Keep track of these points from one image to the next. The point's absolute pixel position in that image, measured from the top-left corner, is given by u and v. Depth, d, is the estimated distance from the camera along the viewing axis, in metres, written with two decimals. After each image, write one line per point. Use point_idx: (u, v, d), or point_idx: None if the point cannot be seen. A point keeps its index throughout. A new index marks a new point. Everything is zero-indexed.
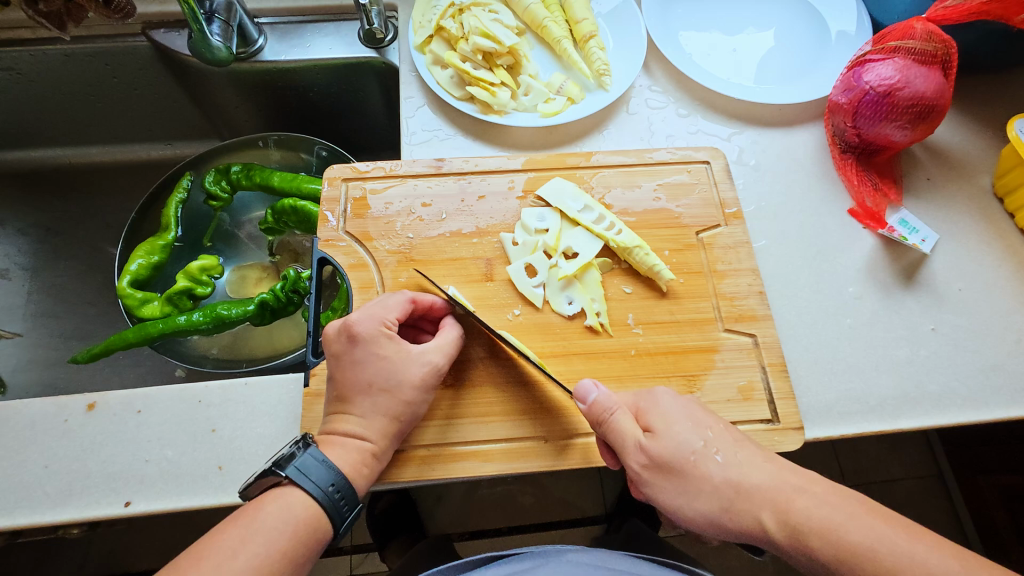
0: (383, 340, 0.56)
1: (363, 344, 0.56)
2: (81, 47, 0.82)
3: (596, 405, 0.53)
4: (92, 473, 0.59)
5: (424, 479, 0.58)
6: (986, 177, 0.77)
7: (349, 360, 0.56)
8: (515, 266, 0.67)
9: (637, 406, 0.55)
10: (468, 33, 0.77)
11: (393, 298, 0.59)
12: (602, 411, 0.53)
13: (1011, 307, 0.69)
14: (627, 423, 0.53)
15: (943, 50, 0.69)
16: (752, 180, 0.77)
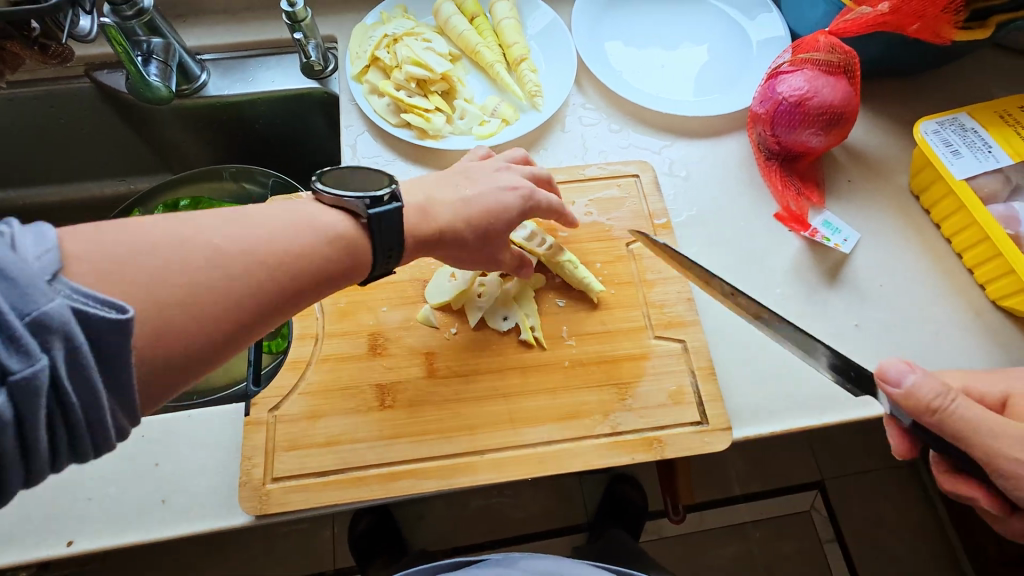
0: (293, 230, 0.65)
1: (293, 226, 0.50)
2: (26, 91, 0.85)
3: (918, 391, 0.50)
4: (32, 514, 0.59)
5: (363, 500, 0.59)
6: (902, 176, 0.80)
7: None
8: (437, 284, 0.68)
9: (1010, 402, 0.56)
10: (401, 62, 0.79)
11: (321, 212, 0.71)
12: (923, 400, 0.50)
13: (932, 299, 0.73)
14: (970, 411, 0.49)
15: (847, 60, 0.73)
16: (682, 190, 0.80)
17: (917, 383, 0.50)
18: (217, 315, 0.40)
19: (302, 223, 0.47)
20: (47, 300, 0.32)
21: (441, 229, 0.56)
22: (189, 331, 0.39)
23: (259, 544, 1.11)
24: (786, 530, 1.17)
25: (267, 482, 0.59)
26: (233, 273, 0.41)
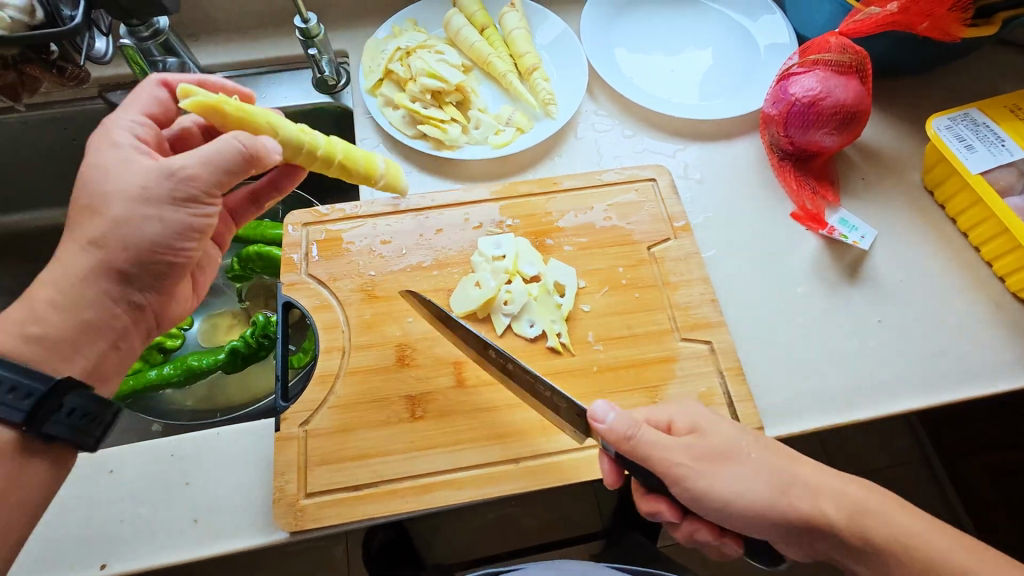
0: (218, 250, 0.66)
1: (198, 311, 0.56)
2: (39, 113, 0.85)
3: (616, 427, 0.52)
4: (65, 539, 0.58)
5: (398, 513, 0.59)
6: (915, 172, 0.81)
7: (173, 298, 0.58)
8: (463, 292, 0.69)
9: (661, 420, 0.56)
10: (416, 75, 0.80)
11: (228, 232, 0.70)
12: (619, 433, 0.52)
13: (952, 293, 0.73)
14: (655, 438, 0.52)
15: (858, 60, 0.74)
16: (698, 193, 0.80)
17: (616, 421, 0.53)
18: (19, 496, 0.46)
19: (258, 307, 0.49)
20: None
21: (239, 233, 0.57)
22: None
23: (275, 561, 1.10)
24: None
25: (302, 497, 0.59)
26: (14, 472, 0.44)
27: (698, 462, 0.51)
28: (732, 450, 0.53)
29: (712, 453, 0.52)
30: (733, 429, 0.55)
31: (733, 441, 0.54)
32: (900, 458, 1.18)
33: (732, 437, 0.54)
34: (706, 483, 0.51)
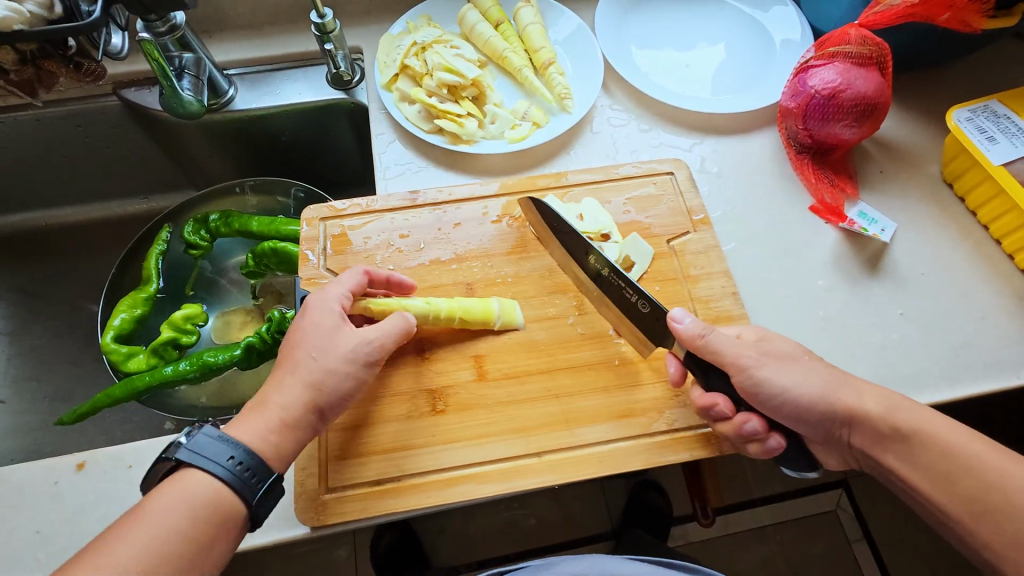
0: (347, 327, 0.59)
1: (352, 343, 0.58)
2: (53, 111, 0.84)
3: (692, 326, 0.58)
4: (85, 534, 0.58)
5: (421, 506, 0.58)
6: (934, 165, 0.81)
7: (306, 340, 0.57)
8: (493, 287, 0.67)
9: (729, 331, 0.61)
10: (432, 69, 0.80)
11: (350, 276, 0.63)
12: (695, 332, 0.58)
13: (974, 285, 0.72)
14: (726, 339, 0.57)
15: (878, 52, 0.73)
16: (715, 186, 0.80)
17: (690, 323, 0.58)
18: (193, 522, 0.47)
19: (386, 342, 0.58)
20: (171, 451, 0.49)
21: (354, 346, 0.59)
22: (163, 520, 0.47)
23: (281, 562, 1.09)
24: (816, 529, 1.15)
25: (322, 492, 0.58)
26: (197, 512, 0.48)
27: (769, 358, 0.57)
28: (796, 351, 0.58)
29: (785, 354, 0.57)
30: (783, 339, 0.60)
31: (795, 346, 0.59)
32: None
33: (792, 344, 0.59)
34: (769, 376, 0.56)
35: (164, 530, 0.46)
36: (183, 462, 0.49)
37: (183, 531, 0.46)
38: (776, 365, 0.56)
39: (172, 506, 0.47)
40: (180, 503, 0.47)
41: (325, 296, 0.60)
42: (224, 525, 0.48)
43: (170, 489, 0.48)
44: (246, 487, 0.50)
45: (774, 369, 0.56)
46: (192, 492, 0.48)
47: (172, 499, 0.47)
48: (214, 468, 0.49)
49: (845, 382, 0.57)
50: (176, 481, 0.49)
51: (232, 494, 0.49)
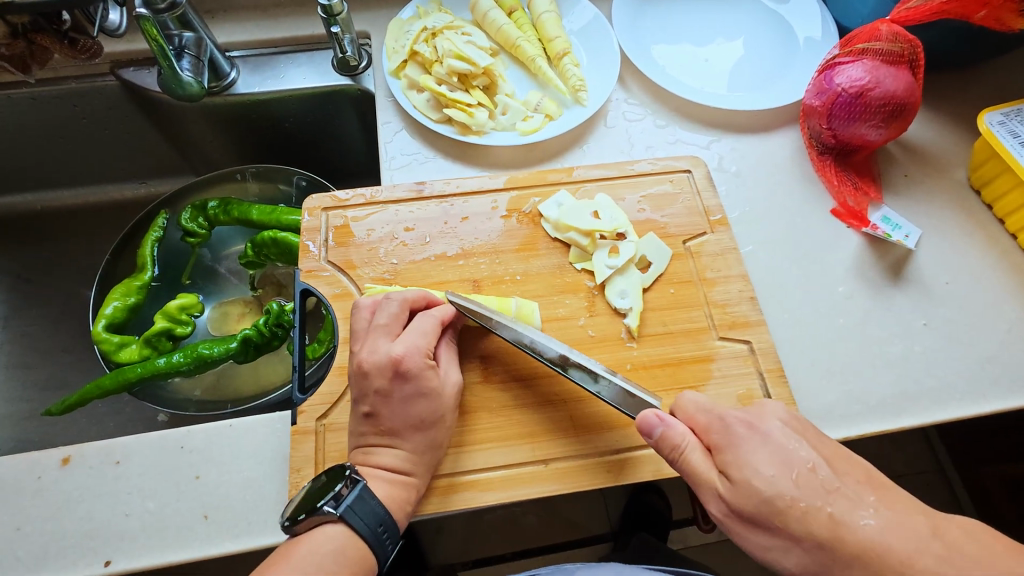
0: (427, 372, 0.55)
1: (411, 380, 0.54)
2: (48, 89, 0.81)
3: (665, 439, 0.50)
4: (69, 532, 0.56)
5: (420, 513, 0.56)
6: (961, 170, 0.78)
7: (397, 397, 0.54)
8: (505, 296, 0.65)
9: (712, 439, 0.50)
10: (442, 56, 0.77)
11: (426, 323, 0.58)
12: (670, 446, 0.50)
13: (1001, 297, 0.70)
14: (703, 463, 0.49)
15: (909, 49, 0.70)
16: (733, 185, 0.77)
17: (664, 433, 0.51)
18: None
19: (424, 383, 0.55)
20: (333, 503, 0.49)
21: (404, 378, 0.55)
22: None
23: None
24: None
25: None
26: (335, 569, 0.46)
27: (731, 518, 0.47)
28: (769, 509, 0.45)
29: (750, 516, 0.46)
30: (773, 472, 0.46)
31: (777, 492, 0.46)
32: (918, 467, 1.12)
33: (775, 494, 0.45)
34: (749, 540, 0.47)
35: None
36: (338, 516, 0.48)
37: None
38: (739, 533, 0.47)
39: (330, 558, 0.46)
40: (334, 557, 0.47)
41: (409, 348, 0.55)
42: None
43: (326, 539, 0.47)
44: (381, 549, 0.50)
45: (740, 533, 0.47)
46: (342, 547, 0.47)
47: (330, 553, 0.47)
48: (361, 526, 0.49)
49: (828, 563, 0.44)
50: (329, 532, 0.48)
51: (371, 555, 0.49)
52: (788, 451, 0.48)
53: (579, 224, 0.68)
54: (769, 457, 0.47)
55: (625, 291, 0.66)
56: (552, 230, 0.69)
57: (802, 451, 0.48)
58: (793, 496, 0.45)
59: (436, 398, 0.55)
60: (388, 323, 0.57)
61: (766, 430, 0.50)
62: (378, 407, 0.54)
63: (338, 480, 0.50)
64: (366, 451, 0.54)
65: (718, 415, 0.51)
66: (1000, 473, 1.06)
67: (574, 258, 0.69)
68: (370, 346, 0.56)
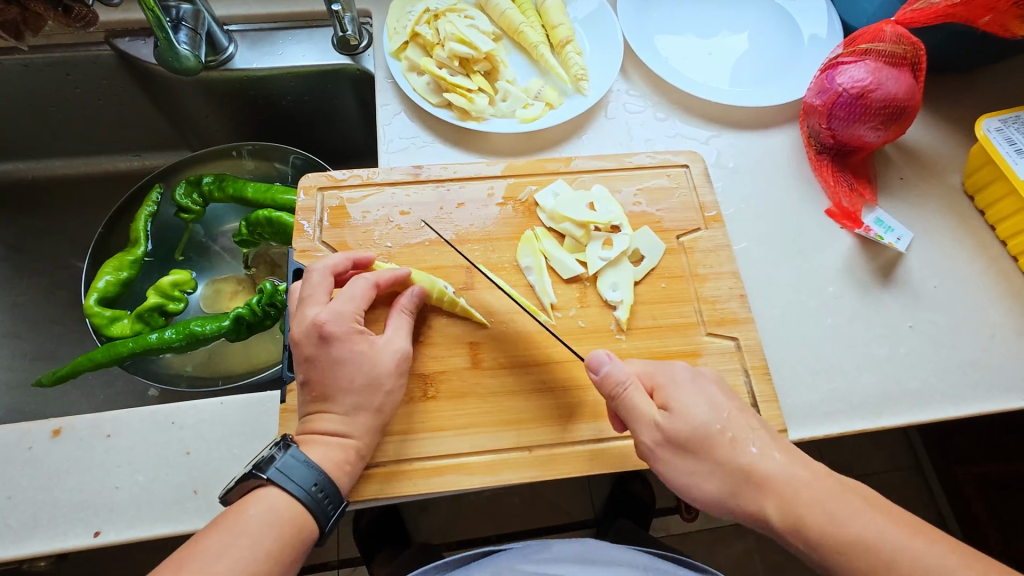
0: (355, 336, 0.56)
1: (337, 344, 0.55)
2: (42, 56, 0.80)
3: (608, 379, 0.52)
4: (58, 502, 0.56)
5: (405, 494, 0.56)
6: (956, 175, 0.78)
7: (325, 362, 0.54)
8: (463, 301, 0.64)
9: (653, 382, 0.54)
10: (444, 39, 0.76)
11: (356, 288, 0.58)
12: (613, 383, 0.52)
13: (986, 301, 0.71)
14: (643, 402, 0.52)
15: (912, 52, 0.70)
16: (730, 181, 0.77)
17: (610, 370, 0.53)
18: (271, 552, 0.47)
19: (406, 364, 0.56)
20: (261, 472, 0.49)
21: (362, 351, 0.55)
22: (228, 547, 0.46)
23: None
24: None
25: None
26: (262, 536, 0.47)
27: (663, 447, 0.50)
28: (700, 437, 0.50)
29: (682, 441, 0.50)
30: (707, 409, 0.51)
31: (710, 423, 0.50)
32: (895, 463, 1.15)
33: (707, 424, 0.50)
34: (676, 449, 0.50)
35: (251, 544, 0.46)
36: (267, 479, 0.49)
37: (268, 550, 0.46)
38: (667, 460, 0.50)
39: (258, 520, 0.47)
40: (264, 520, 0.47)
41: (334, 313, 0.55)
42: (297, 544, 0.48)
43: (256, 502, 0.48)
44: (320, 512, 0.50)
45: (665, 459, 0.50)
46: (271, 510, 0.48)
47: (259, 514, 0.48)
48: (293, 489, 0.49)
49: (744, 484, 0.49)
50: (259, 497, 0.49)
51: (307, 517, 0.49)
52: (723, 398, 0.53)
53: (574, 215, 0.68)
54: (703, 397, 0.52)
55: (617, 284, 0.66)
56: (547, 220, 0.70)
57: (725, 400, 0.52)
58: (722, 427, 0.50)
59: (370, 362, 0.55)
60: (316, 291, 0.57)
61: (704, 383, 0.53)
62: (310, 374, 0.54)
63: (269, 447, 0.52)
64: (310, 419, 0.54)
65: (663, 363, 0.55)
66: (976, 471, 1.08)
67: (568, 249, 0.69)
68: (298, 317, 0.56)
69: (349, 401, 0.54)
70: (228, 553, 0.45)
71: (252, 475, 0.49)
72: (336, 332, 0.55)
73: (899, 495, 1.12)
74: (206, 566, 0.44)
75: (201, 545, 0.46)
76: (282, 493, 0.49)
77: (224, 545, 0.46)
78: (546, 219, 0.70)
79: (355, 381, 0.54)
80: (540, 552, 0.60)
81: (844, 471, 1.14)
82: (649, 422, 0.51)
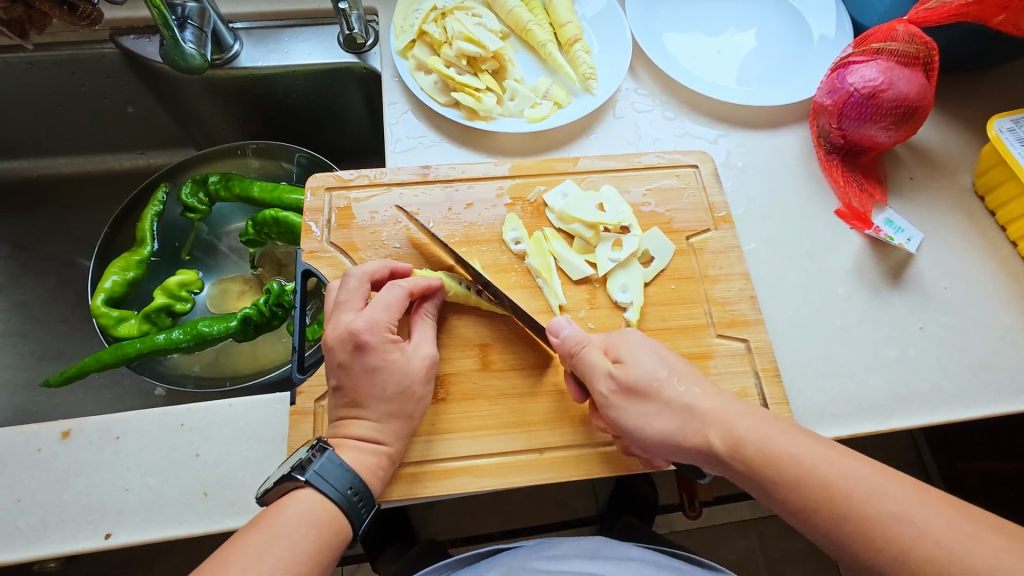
0: (388, 346, 0.55)
1: (370, 353, 0.54)
2: (46, 55, 0.79)
3: (567, 341, 0.55)
4: (69, 505, 0.56)
5: (416, 497, 0.56)
6: (966, 175, 0.78)
7: (358, 370, 0.54)
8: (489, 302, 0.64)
9: (608, 344, 0.56)
10: (452, 38, 0.75)
11: (391, 295, 0.57)
12: (573, 343, 0.55)
13: (996, 303, 0.70)
14: (598, 355, 0.55)
15: (924, 51, 0.70)
16: (739, 181, 0.77)
17: (569, 334, 0.56)
18: (309, 552, 0.46)
19: (417, 368, 0.56)
20: (299, 474, 0.49)
21: (379, 357, 0.54)
22: (266, 548, 0.45)
23: None
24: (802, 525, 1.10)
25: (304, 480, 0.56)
26: (301, 538, 0.47)
27: (614, 395, 0.53)
28: (649, 386, 0.52)
29: (631, 388, 0.52)
30: (654, 363, 0.53)
31: (654, 374, 0.53)
32: (898, 460, 1.15)
33: (650, 375, 0.52)
34: (621, 413, 0.52)
35: (291, 544, 0.46)
36: (305, 482, 0.49)
37: (307, 550, 0.46)
38: (618, 405, 0.52)
39: (296, 520, 0.47)
40: (303, 521, 0.47)
41: (370, 322, 0.55)
42: (333, 547, 0.48)
43: (293, 503, 0.48)
44: (354, 515, 0.50)
45: (617, 406, 0.53)
46: (310, 511, 0.48)
47: (297, 514, 0.48)
48: (331, 492, 0.49)
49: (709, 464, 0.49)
50: (296, 499, 0.49)
51: (342, 520, 0.49)
52: (672, 356, 0.55)
53: (584, 216, 0.68)
54: (652, 355, 0.54)
55: (627, 285, 0.66)
56: (556, 221, 0.70)
57: (676, 355, 0.55)
58: (668, 378, 0.52)
59: (401, 371, 0.55)
60: (350, 296, 0.57)
61: (654, 341, 0.57)
62: (342, 380, 0.54)
63: (306, 450, 0.51)
64: (340, 424, 0.54)
65: (618, 330, 0.58)
66: (979, 469, 1.08)
67: (578, 250, 0.69)
68: (333, 322, 0.56)
69: (362, 405, 0.54)
70: (269, 553, 0.45)
71: (292, 476, 0.49)
72: (370, 342, 0.54)
73: None
74: (249, 563, 0.44)
75: (242, 544, 0.45)
76: (321, 496, 0.49)
77: (265, 543, 0.45)
78: (555, 221, 0.70)
79: (368, 386, 0.54)
80: (549, 549, 0.61)
81: None
82: (601, 373, 0.54)
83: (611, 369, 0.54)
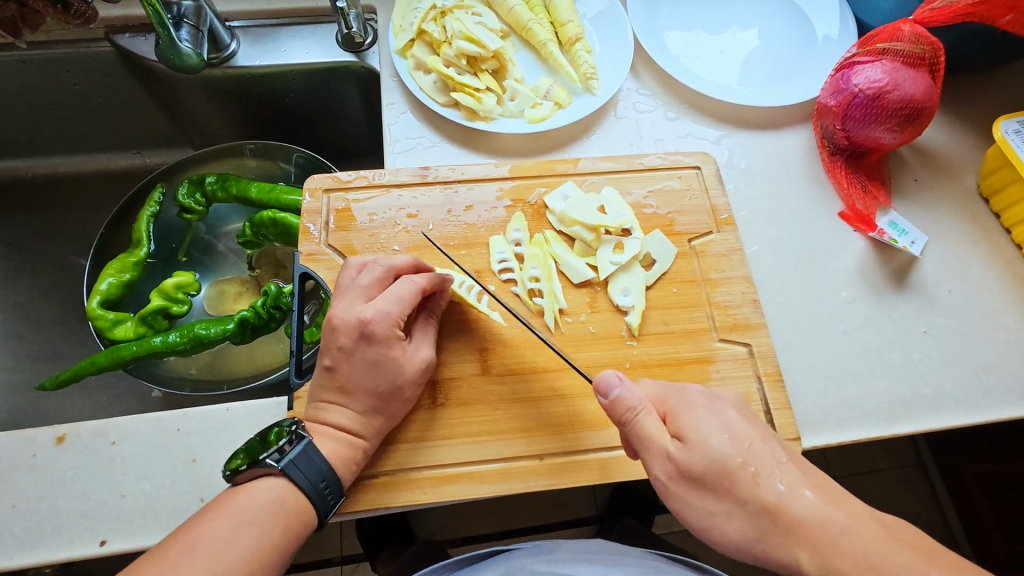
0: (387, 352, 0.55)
1: (372, 345, 0.54)
2: (40, 53, 0.78)
3: (617, 403, 0.50)
4: (63, 511, 0.56)
5: (415, 504, 0.56)
6: (971, 177, 0.77)
7: (358, 359, 0.53)
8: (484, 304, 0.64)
9: (666, 407, 0.52)
10: (452, 37, 0.74)
11: (403, 289, 0.56)
12: (624, 407, 0.50)
13: (1001, 306, 0.70)
14: (654, 427, 0.50)
15: (930, 52, 0.69)
16: (741, 183, 0.76)
17: (622, 393, 0.50)
18: (274, 541, 0.47)
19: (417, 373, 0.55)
20: (271, 459, 0.49)
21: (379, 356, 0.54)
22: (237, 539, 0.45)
23: None
24: None
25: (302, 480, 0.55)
26: (268, 527, 0.47)
27: (676, 480, 0.48)
28: (721, 469, 0.47)
29: (697, 475, 0.47)
30: (724, 436, 0.49)
31: (729, 454, 0.48)
32: (898, 460, 1.14)
33: (727, 456, 0.48)
34: (682, 501, 0.48)
35: (258, 533, 0.46)
36: (279, 469, 0.49)
37: (273, 540, 0.47)
38: (680, 494, 0.48)
39: (265, 508, 0.47)
40: (271, 509, 0.47)
41: (380, 313, 0.54)
42: (297, 535, 0.48)
43: (263, 491, 0.48)
44: (321, 505, 0.51)
45: (678, 492, 0.48)
46: (279, 500, 0.48)
47: (266, 502, 0.48)
48: (301, 479, 0.50)
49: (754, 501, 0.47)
50: (266, 485, 0.49)
51: (309, 508, 0.50)
52: (741, 426, 0.50)
53: (585, 219, 0.67)
54: (720, 427, 0.49)
55: (628, 289, 0.65)
56: (557, 223, 0.69)
57: (747, 423, 0.50)
58: (744, 459, 0.48)
59: (400, 377, 0.54)
60: (362, 282, 0.56)
61: (723, 407, 0.51)
62: (338, 362, 0.54)
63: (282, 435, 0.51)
64: (320, 407, 0.54)
65: (676, 387, 0.53)
66: (979, 469, 1.08)
67: (579, 253, 0.68)
68: (343, 304, 0.55)
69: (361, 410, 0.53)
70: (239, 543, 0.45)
71: (264, 461, 0.49)
72: (375, 334, 0.54)
73: (903, 492, 1.12)
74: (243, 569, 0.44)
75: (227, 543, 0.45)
76: (289, 484, 0.49)
77: (233, 532, 0.45)
78: (557, 224, 0.69)
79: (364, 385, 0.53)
80: (551, 552, 0.60)
81: (846, 467, 1.13)
82: (662, 454, 0.49)
83: (674, 446, 0.49)
